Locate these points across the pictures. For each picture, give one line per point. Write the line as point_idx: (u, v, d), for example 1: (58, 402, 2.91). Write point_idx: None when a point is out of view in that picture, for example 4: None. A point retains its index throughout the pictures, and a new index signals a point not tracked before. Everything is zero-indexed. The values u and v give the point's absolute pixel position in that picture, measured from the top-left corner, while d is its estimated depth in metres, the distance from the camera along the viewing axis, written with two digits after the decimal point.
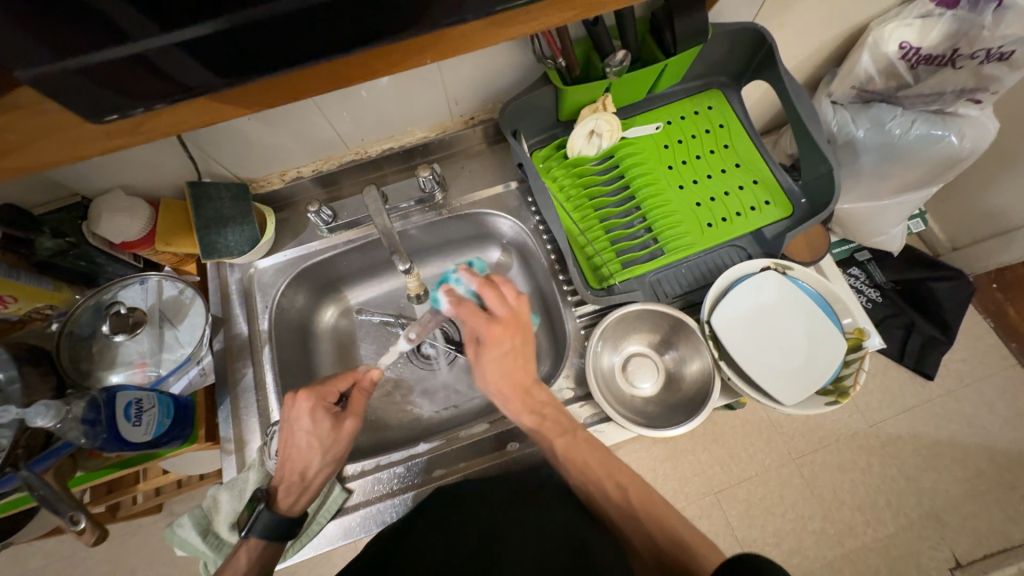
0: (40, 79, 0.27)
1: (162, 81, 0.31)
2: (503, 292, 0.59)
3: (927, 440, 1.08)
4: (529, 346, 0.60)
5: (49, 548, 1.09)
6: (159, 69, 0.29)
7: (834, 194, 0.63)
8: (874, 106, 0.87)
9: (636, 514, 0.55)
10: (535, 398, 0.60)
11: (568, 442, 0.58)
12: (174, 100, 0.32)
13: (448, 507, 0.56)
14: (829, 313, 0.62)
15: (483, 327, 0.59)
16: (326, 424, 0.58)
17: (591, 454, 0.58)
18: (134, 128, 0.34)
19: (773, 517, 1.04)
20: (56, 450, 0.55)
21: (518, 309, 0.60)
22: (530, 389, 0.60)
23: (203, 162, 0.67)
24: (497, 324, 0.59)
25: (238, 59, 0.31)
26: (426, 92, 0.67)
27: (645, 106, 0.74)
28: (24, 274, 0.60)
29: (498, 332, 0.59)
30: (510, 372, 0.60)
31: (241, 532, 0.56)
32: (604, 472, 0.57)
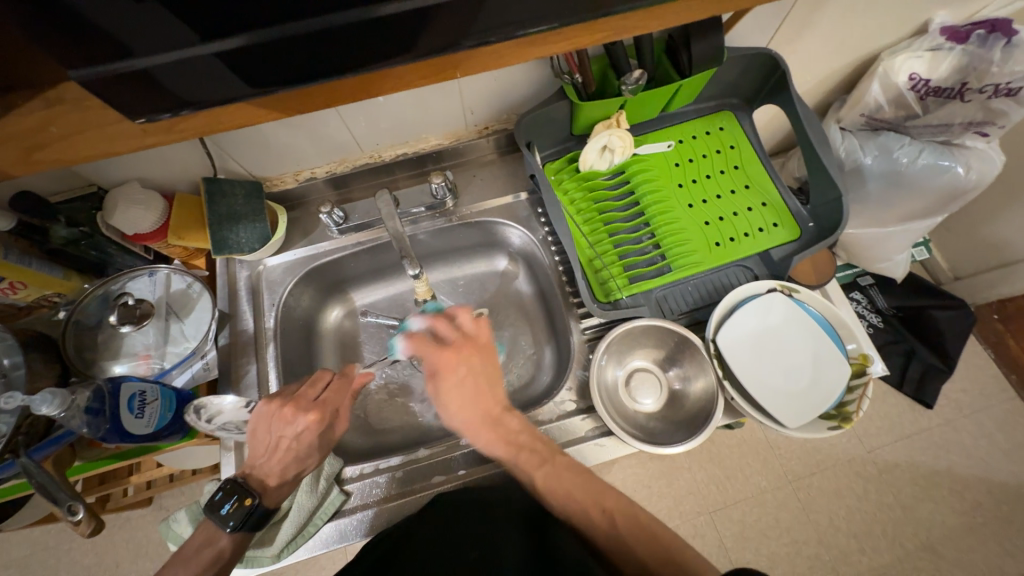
0: (91, 79, 0.28)
1: (203, 87, 0.32)
2: (462, 319, 0.64)
3: (925, 470, 1.07)
4: (487, 368, 0.63)
5: (35, 537, 1.08)
6: (201, 76, 0.31)
7: (842, 220, 0.63)
8: (883, 134, 0.88)
9: (622, 536, 0.53)
10: (505, 425, 0.61)
11: (546, 470, 0.58)
12: (211, 103, 0.33)
13: (445, 518, 0.56)
14: (833, 338, 0.63)
15: (439, 359, 0.62)
16: (321, 437, 0.58)
17: (571, 478, 0.57)
18: (172, 126, 0.35)
19: (767, 540, 1.03)
20: (57, 438, 0.54)
21: (477, 332, 0.64)
22: (498, 417, 0.61)
23: (220, 159, 0.68)
24: (445, 352, 0.62)
25: (277, 70, 0.32)
26: (443, 100, 0.68)
27: (657, 124, 0.75)
28: (35, 261, 0.61)
29: (454, 356, 0.62)
30: (476, 397, 0.61)
31: (227, 527, 0.53)
32: (586, 498, 0.56)
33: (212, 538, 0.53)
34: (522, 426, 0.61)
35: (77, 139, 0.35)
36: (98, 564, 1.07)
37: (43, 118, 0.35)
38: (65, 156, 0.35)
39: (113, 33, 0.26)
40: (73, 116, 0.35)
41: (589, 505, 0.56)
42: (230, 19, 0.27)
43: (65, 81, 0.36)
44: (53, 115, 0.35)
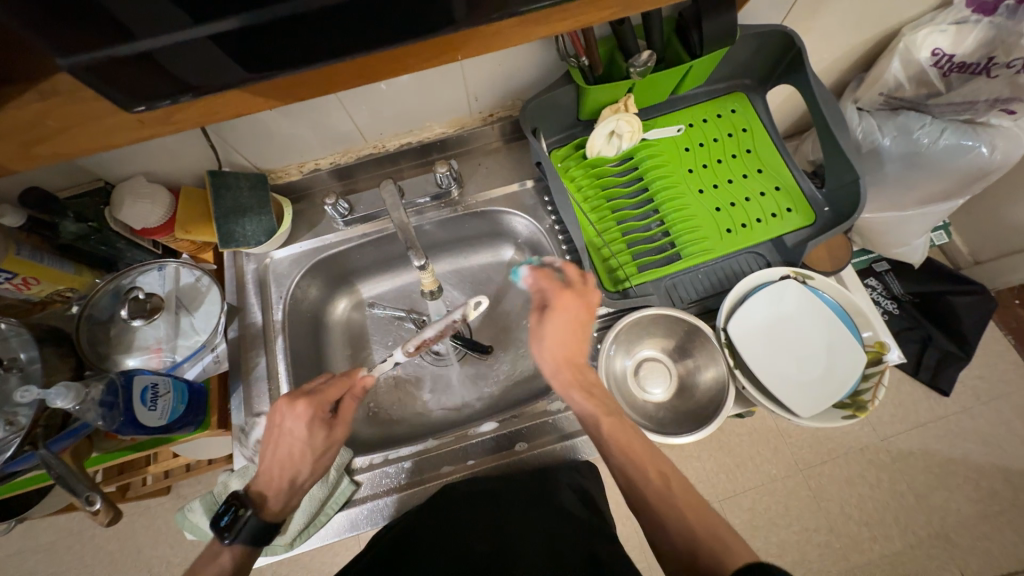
0: (77, 69, 0.27)
1: (202, 73, 0.31)
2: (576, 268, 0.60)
3: (939, 458, 1.06)
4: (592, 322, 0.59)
5: (59, 524, 1.12)
6: (197, 61, 0.30)
7: (860, 203, 0.61)
8: (902, 113, 0.85)
9: (673, 500, 0.49)
10: (586, 378, 0.57)
11: (613, 423, 0.54)
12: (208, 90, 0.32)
13: (452, 516, 0.56)
14: (848, 325, 0.61)
15: (555, 290, 0.60)
16: (315, 430, 0.56)
17: (635, 439, 0.53)
18: (168, 116, 0.35)
19: (778, 528, 1.03)
20: (73, 431, 0.56)
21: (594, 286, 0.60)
22: (583, 367, 0.58)
23: (223, 151, 0.68)
24: (565, 291, 0.59)
25: (277, 52, 0.31)
26: (446, 86, 0.66)
27: (667, 108, 0.73)
28: (47, 256, 0.62)
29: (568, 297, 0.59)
30: (574, 338, 0.58)
31: (223, 538, 0.51)
32: (647, 458, 0.52)
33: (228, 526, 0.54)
34: (602, 387, 0.57)
35: (77, 131, 0.35)
36: (121, 550, 1.11)
37: (38, 111, 0.34)
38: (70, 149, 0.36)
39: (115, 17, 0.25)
40: (66, 108, 0.34)
41: (647, 470, 0.51)
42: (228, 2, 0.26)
43: (52, 72, 0.35)
44: (45, 107, 0.34)
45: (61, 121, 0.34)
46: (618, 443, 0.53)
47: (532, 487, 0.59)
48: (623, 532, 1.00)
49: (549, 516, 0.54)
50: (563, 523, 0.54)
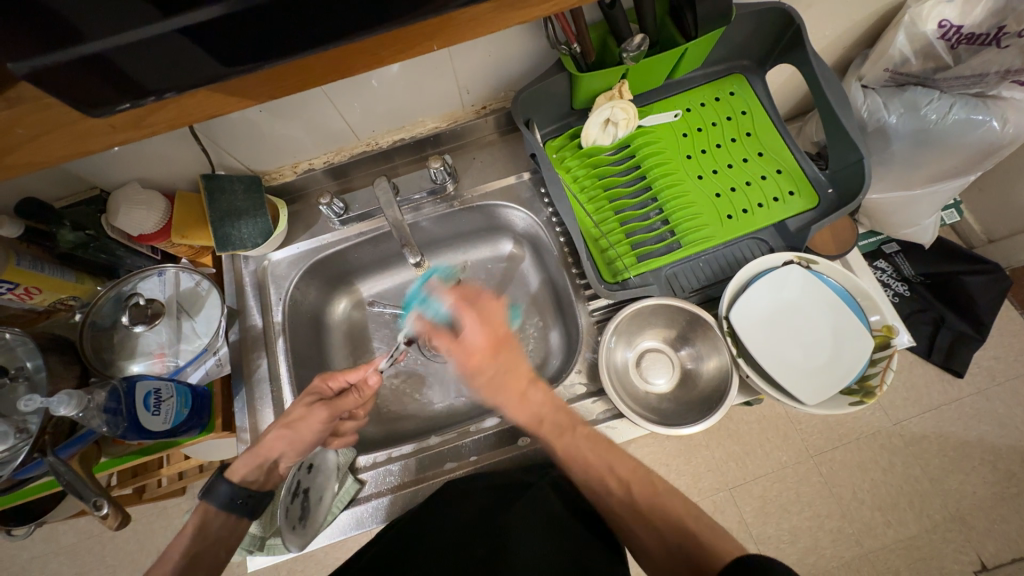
0: (37, 72, 0.27)
1: (168, 74, 0.30)
2: (471, 328, 0.62)
3: (954, 441, 1.04)
4: (515, 358, 0.61)
5: (80, 526, 1.14)
6: (157, 60, 0.29)
7: (865, 184, 0.59)
8: (909, 89, 0.82)
9: (639, 505, 0.51)
10: (535, 404, 0.58)
11: (567, 440, 0.55)
12: (180, 92, 0.32)
13: (450, 510, 0.56)
14: (854, 310, 0.60)
15: (467, 360, 0.62)
16: (298, 409, 0.58)
17: (593, 450, 0.55)
18: (138, 122, 0.35)
19: (789, 514, 1.02)
20: (83, 437, 0.57)
21: (496, 331, 0.62)
22: (527, 394, 0.59)
23: (216, 155, 0.67)
24: (476, 352, 0.61)
25: (244, 48, 0.30)
26: (436, 80, 0.65)
27: (663, 93, 0.72)
28: (47, 266, 0.62)
29: (480, 359, 0.61)
30: (501, 377, 0.60)
31: (201, 496, 0.55)
32: (604, 467, 0.54)
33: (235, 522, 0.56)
34: (546, 402, 0.58)
35: (52, 137, 0.34)
36: (140, 550, 1.13)
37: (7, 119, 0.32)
38: (41, 157, 0.35)
39: (61, 16, 0.25)
40: (35, 115, 0.33)
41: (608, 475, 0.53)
42: None
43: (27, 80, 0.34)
44: (12, 116, 0.32)
45: (35, 129, 0.33)
46: (579, 461, 0.54)
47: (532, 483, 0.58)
48: None
49: (546, 514, 0.54)
50: (561, 526, 0.53)
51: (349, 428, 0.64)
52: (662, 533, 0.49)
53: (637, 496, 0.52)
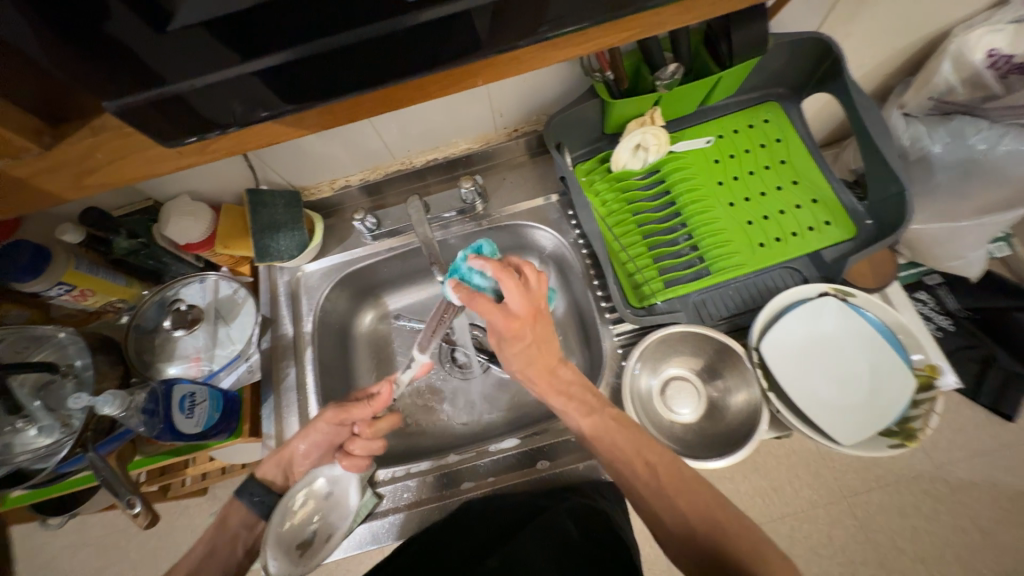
0: (123, 110, 0.29)
1: (229, 107, 0.32)
2: (515, 291, 0.49)
3: (1005, 490, 0.96)
4: (551, 330, 0.54)
5: (108, 520, 1.18)
6: (224, 98, 0.31)
7: (907, 217, 0.57)
8: (956, 117, 0.79)
9: (671, 500, 0.49)
10: (559, 378, 0.56)
11: (594, 421, 0.54)
12: (241, 127, 0.34)
13: (461, 537, 0.56)
14: (895, 347, 0.57)
15: (503, 327, 0.50)
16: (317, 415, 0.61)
17: (622, 434, 0.53)
18: (202, 149, 0.37)
19: (819, 558, 0.96)
20: (120, 434, 0.60)
21: (540, 303, 0.51)
22: (555, 369, 0.56)
23: (261, 171, 0.71)
24: (515, 320, 0.50)
25: (308, 88, 0.32)
26: (471, 103, 0.67)
27: (696, 119, 0.72)
28: (101, 270, 0.67)
29: (523, 327, 0.51)
30: (533, 357, 0.54)
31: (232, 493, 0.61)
32: (632, 451, 0.52)
33: (251, 522, 0.61)
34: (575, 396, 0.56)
35: (127, 160, 0.38)
36: (161, 547, 1.16)
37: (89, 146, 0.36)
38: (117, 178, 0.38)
39: (144, 61, 0.27)
40: (112, 142, 0.36)
41: (633, 461, 0.52)
42: (258, 38, 0.28)
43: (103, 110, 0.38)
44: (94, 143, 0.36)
45: (110, 154, 0.37)
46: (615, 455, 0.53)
47: (547, 504, 0.58)
48: (647, 550, 0.99)
49: (563, 534, 0.53)
50: (572, 542, 0.53)
51: (361, 448, 0.61)
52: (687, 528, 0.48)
53: (664, 486, 0.50)
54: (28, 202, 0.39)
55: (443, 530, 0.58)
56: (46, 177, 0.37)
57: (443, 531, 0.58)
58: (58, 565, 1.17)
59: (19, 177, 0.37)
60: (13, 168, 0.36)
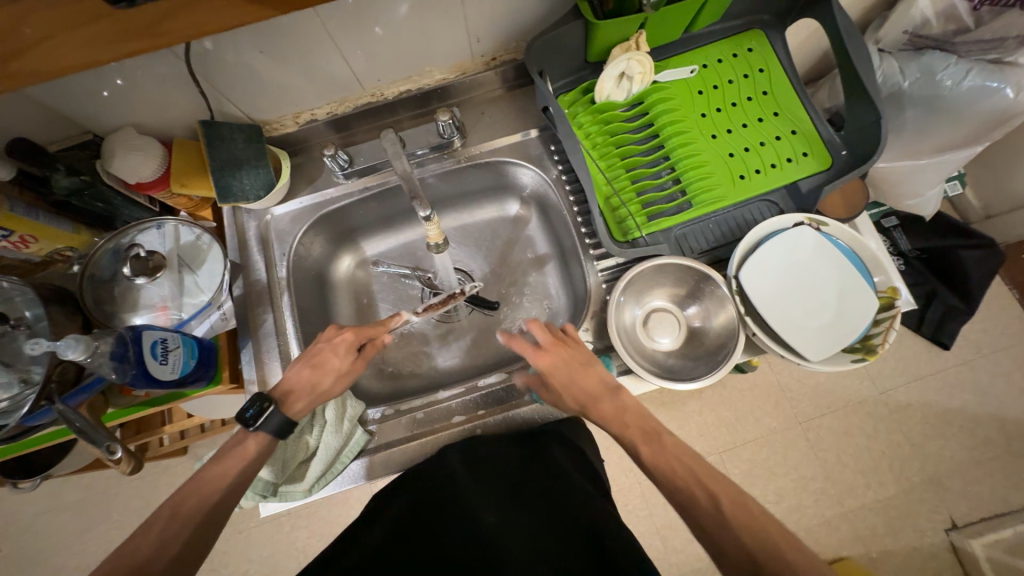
0: None
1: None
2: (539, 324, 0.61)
3: (936, 408, 1.08)
4: (587, 356, 0.59)
5: (84, 483, 1.16)
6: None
7: (880, 145, 0.58)
8: (926, 53, 0.81)
9: (719, 516, 0.45)
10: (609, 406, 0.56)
11: (648, 443, 0.52)
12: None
13: (440, 515, 0.57)
14: (861, 271, 0.60)
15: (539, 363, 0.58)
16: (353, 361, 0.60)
17: (675, 458, 0.50)
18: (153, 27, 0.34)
19: (775, 476, 1.07)
20: (89, 386, 0.56)
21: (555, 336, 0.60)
22: (600, 396, 0.56)
23: (215, 100, 0.64)
24: (545, 352, 0.59)
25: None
26: (446, 26, 0.63)
27: (680, 47, 0.69)
28: (42, 214, 0.60)
29: (551, 357, 0.58)
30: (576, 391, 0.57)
31: (251, 427, 0.53)
32: (684, 469, 0.49)
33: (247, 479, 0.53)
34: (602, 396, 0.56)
35: (64, 39, 0.32)
36: (144, 506, 1.15)
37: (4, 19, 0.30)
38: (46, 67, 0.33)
39: None
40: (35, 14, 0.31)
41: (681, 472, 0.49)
42: None
43: None
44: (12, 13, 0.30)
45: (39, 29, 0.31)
46: (659, 467, 0.50)
47: (537, 450, 0.62)
48: (623, 479, 1.06)
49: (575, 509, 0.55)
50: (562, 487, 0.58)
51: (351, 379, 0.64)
52: (718, 528, 0.45)
53: (717, 503, 0.46)
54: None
55: (422, 503, 0.58)
56: None
57: (419, 502, 0.58)
58: (35, 531, 1.15)
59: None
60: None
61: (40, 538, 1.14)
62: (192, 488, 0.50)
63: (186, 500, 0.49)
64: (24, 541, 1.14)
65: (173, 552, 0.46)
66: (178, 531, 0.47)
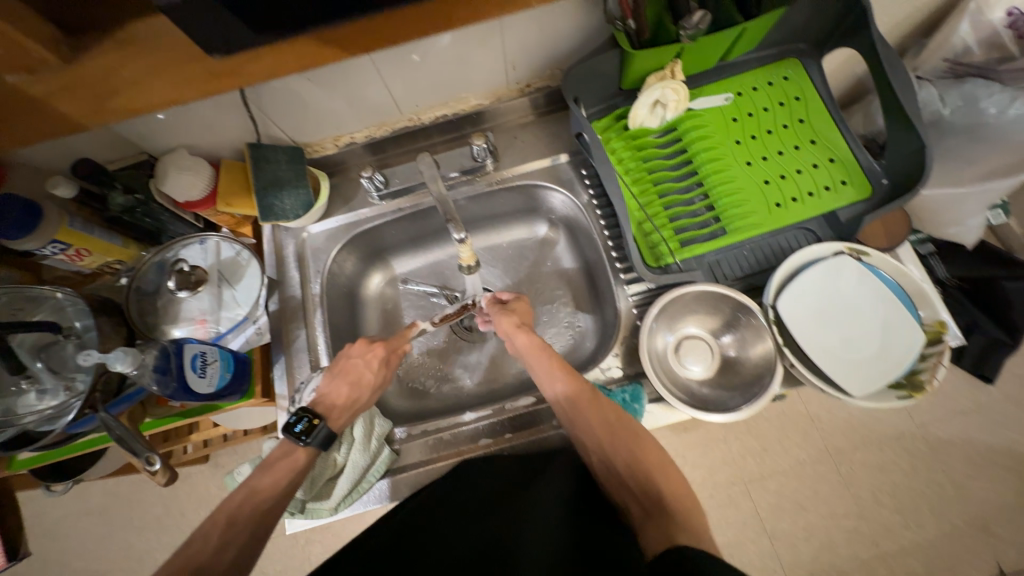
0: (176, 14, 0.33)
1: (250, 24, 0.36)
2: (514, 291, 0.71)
3: (980, 446, 1.02)
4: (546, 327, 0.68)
5: (109, 488, 1.18)
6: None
7: (925, 174, 0.57)
8: (969, 81, 0.79)
9: (647, 468, 0.53)
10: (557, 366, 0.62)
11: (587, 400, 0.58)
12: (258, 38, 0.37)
13: (451, 521, 0.54)
14: (907, 304, 0.58)
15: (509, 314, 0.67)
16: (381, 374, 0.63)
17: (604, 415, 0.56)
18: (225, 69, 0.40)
19: (805, 511, 1.02)
20: (130, 396, 0.59)
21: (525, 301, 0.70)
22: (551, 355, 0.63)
23: (262, 124, 0.67)
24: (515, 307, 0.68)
25: (273, 15, 0.35)
26: (484, 56, 0.65)
27: (714, 75, 0.70)
28: (96, 229, 0.63)
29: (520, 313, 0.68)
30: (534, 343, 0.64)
31: (304, 441, 0.54)
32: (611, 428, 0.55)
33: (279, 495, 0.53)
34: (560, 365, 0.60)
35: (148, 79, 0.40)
36: (166, 513, 1.17)
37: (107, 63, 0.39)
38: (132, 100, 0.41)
39: None
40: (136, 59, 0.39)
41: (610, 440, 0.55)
42: None
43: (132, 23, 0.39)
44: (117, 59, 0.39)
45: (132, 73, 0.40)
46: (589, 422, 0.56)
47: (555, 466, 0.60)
48: None
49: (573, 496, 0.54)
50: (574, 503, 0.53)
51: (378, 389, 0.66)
52: (642, 478, 0.53)
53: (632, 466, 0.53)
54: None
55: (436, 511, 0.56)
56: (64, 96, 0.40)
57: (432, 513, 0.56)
58: (60, 533, 1.17)
59: (38, 98, 0.40)
60: (40, 85, 0.39)
61: (64, 541, 1.16)
62: (228, 503, 0.50)
63: (241, 507, 0.50)
64: (48, 543, 1.17)
65: (227, 559, 0.46)
66: (218, 539, 0.47)
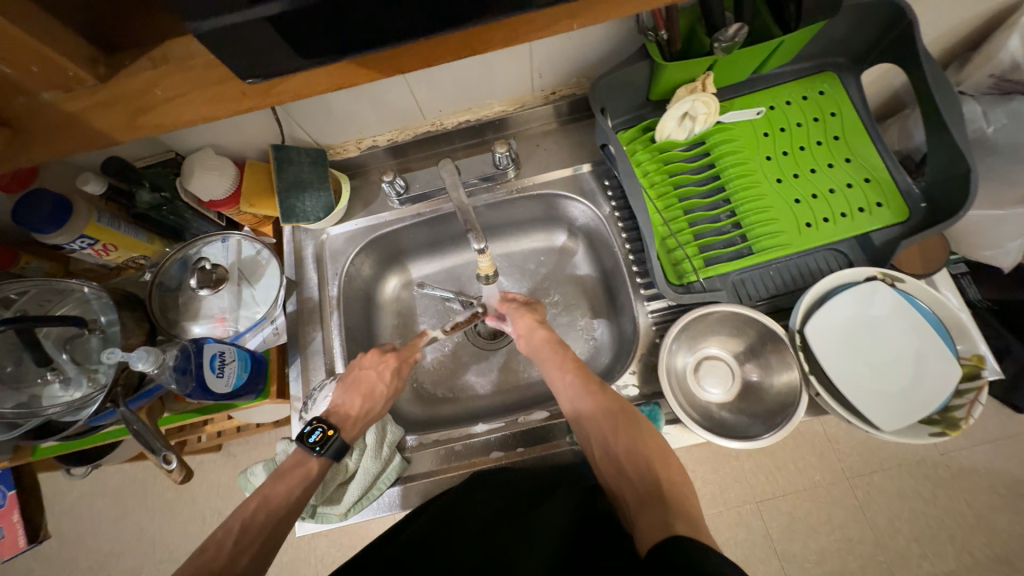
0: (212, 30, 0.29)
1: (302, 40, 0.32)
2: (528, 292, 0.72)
3: (1006, 478, 0.98)
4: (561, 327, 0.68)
5: (125, 472, 1.21)
6: (255, 47, 0.31)
7: (968, 200, 0.54)
8: (1016, 98, 0.76)
9: (648, 461, 0.51)
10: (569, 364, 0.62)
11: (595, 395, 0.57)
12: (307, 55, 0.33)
13: (461, 527, 0.54)
14: (943, 335, 0.56)
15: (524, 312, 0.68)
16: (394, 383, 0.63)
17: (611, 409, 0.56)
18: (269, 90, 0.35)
19: (817, 535, 0.99)
20: (149, 391, 0.60)
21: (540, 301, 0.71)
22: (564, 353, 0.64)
23: (287, 126, 0.68)
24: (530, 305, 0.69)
25: (316, 33, 0.31)
26: (510, 63, 0.64)
27: (746, 88, 0.68)
28: (123, 225, 0.65)
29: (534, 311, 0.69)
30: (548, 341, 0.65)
31: (314, 450, 0.54)
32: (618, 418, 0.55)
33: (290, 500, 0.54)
34: (570, 360, 0.61)
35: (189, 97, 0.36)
36: (177, 499, 1.19)
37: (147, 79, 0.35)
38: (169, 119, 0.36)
39: None
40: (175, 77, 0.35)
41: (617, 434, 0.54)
42: None
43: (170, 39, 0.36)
44: (155, 76, 0.35)
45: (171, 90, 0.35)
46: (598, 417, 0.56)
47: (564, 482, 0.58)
48: None
49: (584, 509, 0.52)
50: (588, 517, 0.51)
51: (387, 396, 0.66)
52: (642, 470, 0.50)
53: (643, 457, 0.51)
54: (13, 161, 0.36)
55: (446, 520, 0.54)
56: (97, 113, 0.35)
57: (442, 517, 0.55)
58: (76, 513, 1.21)
59: (75, 116, 0.35)
60: (75, 104, 0.35)
61: (80, 521, 1.20)
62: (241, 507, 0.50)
63: (256, 513, 0.50)
64: (65, 521, 1.20)
65: (242, 565, 0.46)
66: (229, 543, 0.47)
